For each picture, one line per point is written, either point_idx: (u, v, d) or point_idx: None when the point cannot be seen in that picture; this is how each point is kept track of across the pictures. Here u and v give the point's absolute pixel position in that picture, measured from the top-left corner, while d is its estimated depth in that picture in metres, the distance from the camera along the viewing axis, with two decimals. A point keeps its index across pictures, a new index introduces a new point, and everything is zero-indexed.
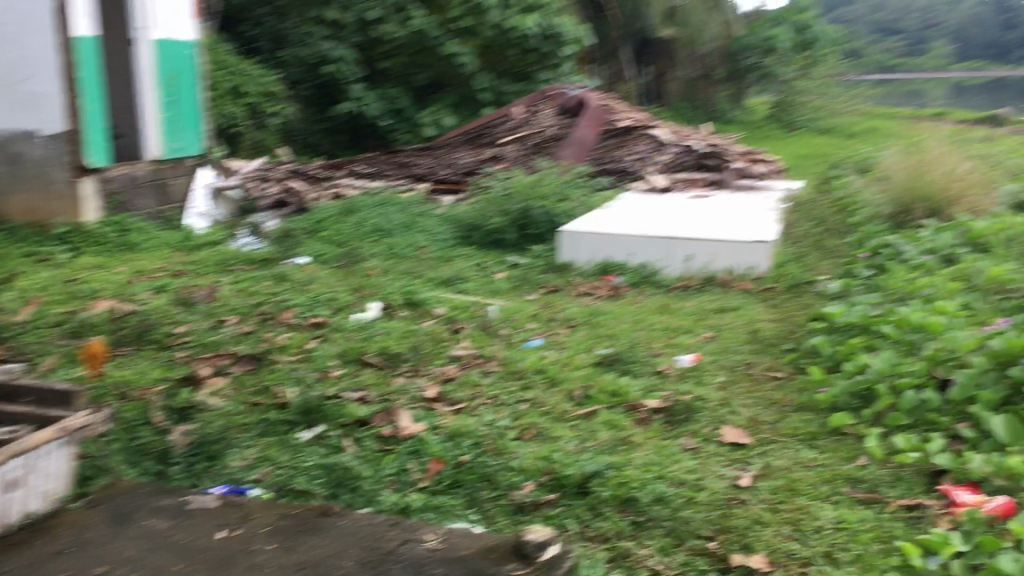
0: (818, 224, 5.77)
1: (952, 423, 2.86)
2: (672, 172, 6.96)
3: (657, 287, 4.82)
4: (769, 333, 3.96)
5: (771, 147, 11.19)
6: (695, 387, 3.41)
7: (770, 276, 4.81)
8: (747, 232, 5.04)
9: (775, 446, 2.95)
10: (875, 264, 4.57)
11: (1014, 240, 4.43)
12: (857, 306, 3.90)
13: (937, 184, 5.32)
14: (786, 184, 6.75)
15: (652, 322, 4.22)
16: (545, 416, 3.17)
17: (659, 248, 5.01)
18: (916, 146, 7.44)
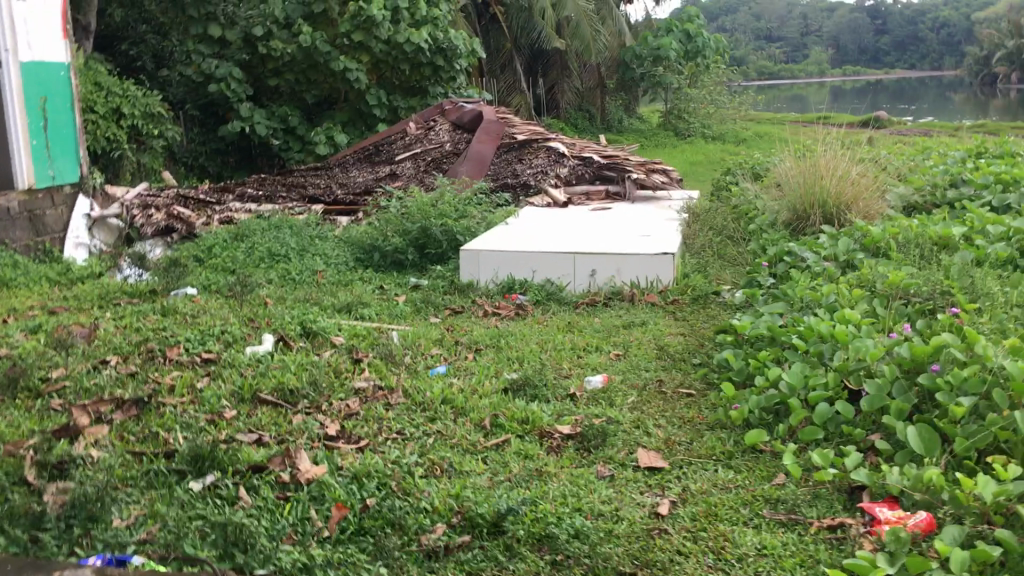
0: (718, 233, 5.79)
1: (865, 435, 2.83)
2: (572, 186, 6.93)
3: (563, 304, 4.73)
4: (677, 349, 3.96)
5: (666, 155, 11.31)
6: (607, 409, 3.33)
7: (675, 288, 4.79)
8: (650, 244, 5.03)
9: (691, 468, 2.87)
10: (777, 273, 4.60)
11: (909, 243, 4.50)
12: (763, 317, 3.89)
13: (831, 190, 5.39)
14: (684, 194, 6.81)
15: (560, 341, 4.12)
16: (455, 449, 3.03)
17: (563, 264, 4.92)
18: (806, 151, 7.59)
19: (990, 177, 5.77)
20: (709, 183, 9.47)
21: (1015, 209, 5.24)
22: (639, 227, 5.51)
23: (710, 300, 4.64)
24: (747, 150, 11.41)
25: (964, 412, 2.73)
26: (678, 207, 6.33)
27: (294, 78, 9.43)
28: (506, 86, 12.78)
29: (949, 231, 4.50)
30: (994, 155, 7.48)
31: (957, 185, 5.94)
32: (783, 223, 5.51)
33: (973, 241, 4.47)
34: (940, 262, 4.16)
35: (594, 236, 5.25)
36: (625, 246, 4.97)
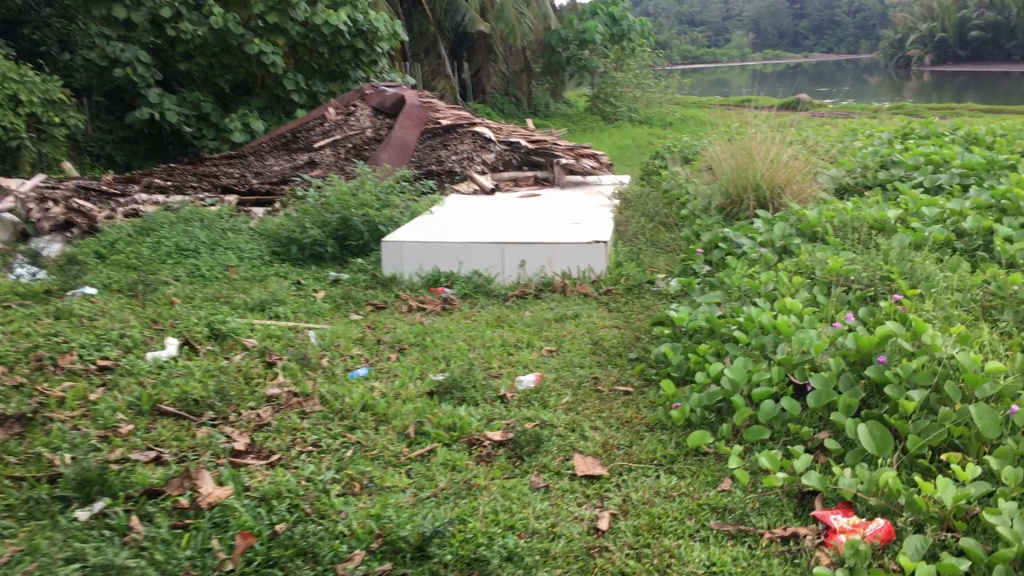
0: (650, 219, 5.62)
1: (812, 433, 2.67)
2: (499, 172, 6.71)
3: (492, 297, 4.50)
4: (612, 343, 3.75)
5: (594, 139, 11.15)
6: (540, 412, 3.11)
7: (608, 278, 4.61)
8: (581, 232, 4.83)
9: (632, 475, 2.67)
10: (712, 260, 4.44)
11: (845, 227, 4.38)
12: (700, 308, 3.71)
13: (764, 173, 5.24)
14: (614, 179, 6.65)
15: (489, 338, 3.89)
16: (376, 462, 2.78)
17: (491, 254, 4.69)
18: (735, 134, 7.48)
19: (920, 157, 5.70)
20: (637, 167, 9.32)
21: (946, 190, 5.17)
22: (570, 214, 5.31)
23: (645, 290, 4.46)
24: (674, 133, 11.32)
25: (915, 406, 2.58)
26: (609, 193, 6.16)
27: (207, 62, 8.94)
28: (430, 70, 12.44)
29: (885, 214, 4.38)
30: (920, 135, 7.45)
31: (887, 166, 5.85)
32: (716, 208, 5.35)
33: (909, 223, 4.37)
34: (877, 246, 4.04)
35: (524, 225, 5.03)
36: (556, 235, 4.76)
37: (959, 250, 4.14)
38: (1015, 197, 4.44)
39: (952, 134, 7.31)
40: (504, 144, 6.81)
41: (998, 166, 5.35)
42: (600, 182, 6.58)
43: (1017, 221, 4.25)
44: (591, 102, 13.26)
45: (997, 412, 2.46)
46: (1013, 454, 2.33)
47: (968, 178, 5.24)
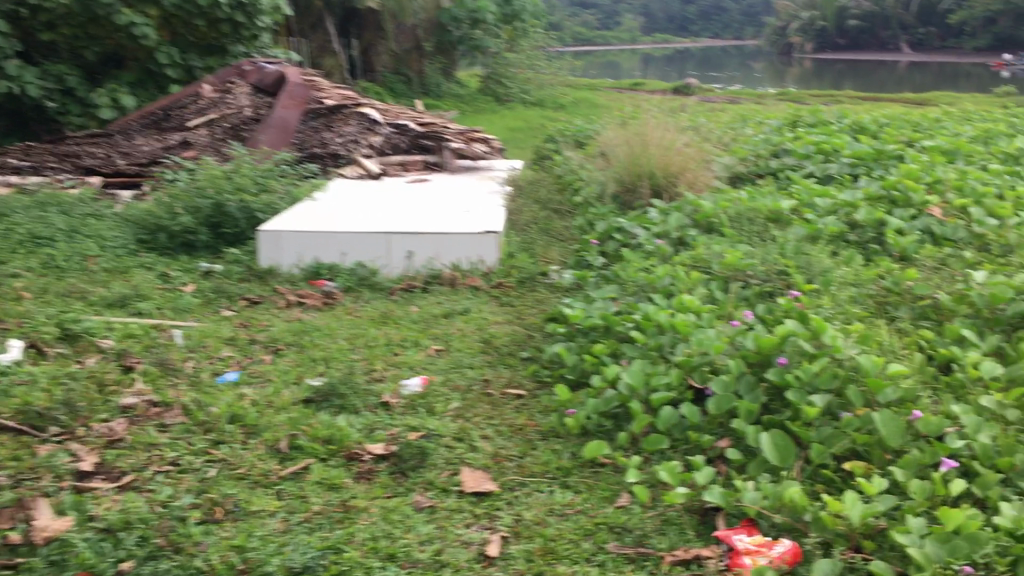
0: (543, 207, 5.44)
1: (713, 441, 2.53)
2: (387, 155, 6.41)
3: (377, 291, 4.24)
4: (504, 342, 3.56)
5: (485, 121, 10.95)
6: (426, 420, 2.89)
7: (499, 270, 4.41)
8: (471, 221, 4.61)
9: (524, 490, 2.48)
10: (606, 252, 4.30)
11: (741, 218, 4.29)
12: (595, 303, 3.55)
13: (658, 160, 5.12)
14: (506, 164, 6.44)
15: (373, 337, 3.64)
16: (243, 483, 2.51)
17: (376, 246, 4.42)
18: (627, 119, 7.39)
19: (811, 146, 5.69)
20: (529, 151, 9.16)
21: (837, 180, 5.16)
22: (460, 202, 5.08)
23: (538, 284, 4.29)
24: (567, 117, 11.21)
25: (818, 413, 2.46)
26: (501, 178, 5.94)
27: (72, 33, 7.74)
28: (317, 47, 11.95)
29: (780, 205, 4.31)
30: (808, 123, 7.50)
31: (779, 154, 5.83)
32: (610, 196, 5.22)
33: (803, 215, 4.31)
34: (772, 239, 3.96)
35: (412, 213, 4.77)
36: (445, 224, 4.53)
37: (851, 242, 4.10)
38: (904, 189, 4.44)
39: (839, 123, 7.38)
40: (392, 127, 6.50)
41: (885, 157, 5.38)
42: (492, 167, 6.36)
43: (906, 213, 4.24)
44: (482, 83, 13.02)
45: (900, 420, 2.36)
46: (918, 464, 2.23)
47: (857, 169, 5.24)
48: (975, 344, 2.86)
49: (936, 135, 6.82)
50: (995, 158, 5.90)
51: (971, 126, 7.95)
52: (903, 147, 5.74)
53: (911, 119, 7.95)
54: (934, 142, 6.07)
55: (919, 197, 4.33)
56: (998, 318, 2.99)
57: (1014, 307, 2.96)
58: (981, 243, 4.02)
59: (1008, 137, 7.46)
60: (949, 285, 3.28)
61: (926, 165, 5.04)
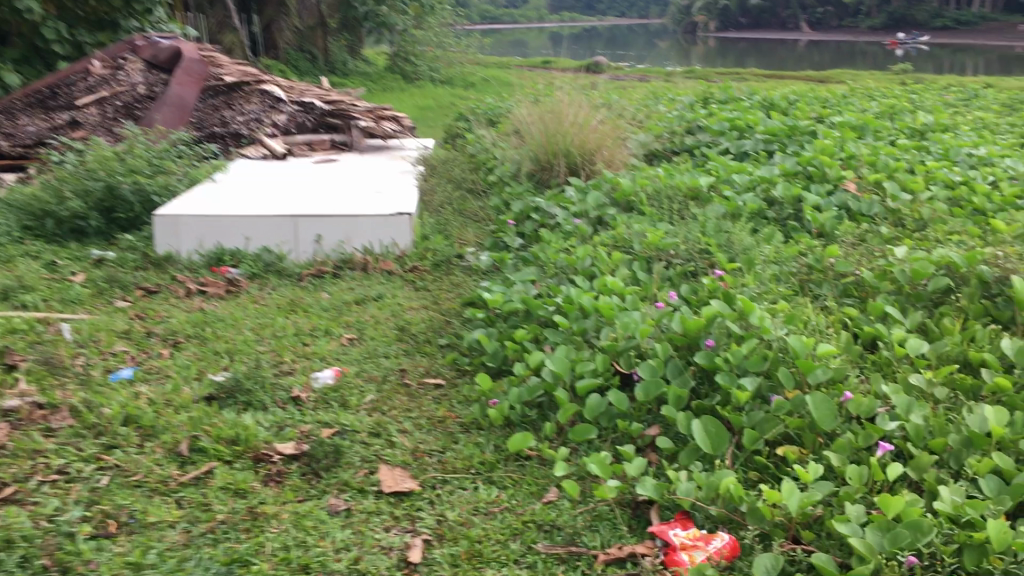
0: (457, 188, 5.28)
1: (642, 430, 2.43)
2: (292, 135, 6.15)
3: (284, 277, 4.03)
4: (420, 329, 3.40)
5: (393, 99, 10.70)
6: (340, 415, 2.72)
7: (413, 254, 4.24)
8: (383, 202, 4.42)
9: (447, 488, 2.34)
10: (524, 232, 4.17)
11: (660, 195, 4.22)
12: (515, 286, 3.42)
13: (574, 138, 5.01)
14: (418, 143, 6.25)
15: (281, 326, 3.44)
16: (139, 492, 2.30)
17: (282, 230, 4.20)
18: (540, 97, 7.28)
19: (725, 122, 5.65)
20: (440, 129, 8.96)
21: (752, 156, 5.13)
22: (371, 183, 4.88)
23: (454, 268, 4.14)
24: (477, 94, 11.03)
25: (749, 397, 2.38)
26: (413, 157, 5.75)
27: None
28: (216, 22, 11.47)
29: (698, 181, 4.25)
30: (719, 100, 7.50)
31: (694, 131, 5.78)
32: (526, 174, 5.09)
33: (722, 191, 4.25)
34: (693, 217, 3.88)
35: (319, 195, 4.56)
36: (355, 206, 4.33)
37: (770, 219, 4.07)
38: (820, 164, 4.43)
39: (750, 99, 7.40)
40: (297, 105, 6.24)
41: (798, 133, 5.38)
42: (403, 147, 6.16)
43: (823, 189, 4.23)
44: (390, 60, 12.73)
45: (832, 402, 2.29)
46: (852, 448, 2.17)
47: (771, 145, 5.23)
48: (899, 321, 2.82)
49: (844, 111, 6.88)
50: (902, 134, 5.98)
51: (876, 102, 8.07)
52: (813, 123, 5.76)
53: (819, 95, 8.02)
54: (843, 119, 6.12)
55: (835, 172, 4.32)
56: (920, 294, 2.97)
57: (935, 282, 2.94)
58: (896, 219, 4.03)
59: (912, 113, 7.60)
60: (870, 261, 3.26)
61: (838, 142, 5.05)
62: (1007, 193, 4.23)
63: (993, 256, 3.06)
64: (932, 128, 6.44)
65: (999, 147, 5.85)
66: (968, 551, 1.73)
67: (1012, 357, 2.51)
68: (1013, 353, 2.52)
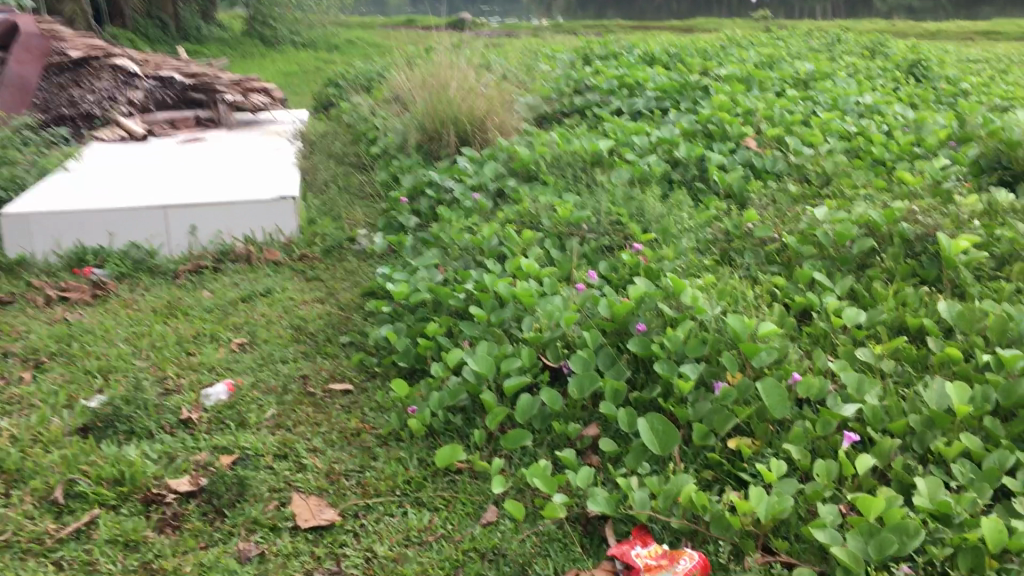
0: (340, 164, 4.94)
1: (580, 431, 2.22)
2: (150, 113, 5.64)
3: (158, 276, 3.65)
4: (317, 327, 3.10)
5: (255, 66, 10.11)
6: (240, 436, 2.41)
7: (300, 240, 3.91)
8: (261, 185, 4.06)
9: (372, 515, 2.08)
10: (419, 210, 3.90)
11: (559, 163, 4.01)
12: (419, 271, 3.15)
13: (461, 104, 4.73)
14: (291, 116, 5.84)
15: (160, 335, 3.07)
16: (8, 557, 1.95)
17: (151, 223, 3.79)
18: (416, 60, 6.95)
19: (613, 80, 5.46)
20: (309, 98, 8.49)
21: (645, 116, 4.97)
22: (245, 164, 4.49)
23: (347, 254, 3.83)
24: (344, 58, 10.54)
25: (693, 387, 2.20)
26: (288, 131, 5.35)
27: None
28: None
29: (598, 145, 4.04)
30: (599, 56, 7.31)
31: (582, 90, 5.58)
32: (413, 145, 4.79)
33: (623, 155, 4.07)
34: (599, 185, 3.69)
35: (189, 180, 4.15)
36: (231, 191, 3.96)
37: (675, 182, 3.91)
38: (719, 121, 4.30)
39: (631, 54, 7.24)
40: (153, 79, 5.69)
41: (689, 89, 5.25)
42: (275, 121, 5.74)
43: (725, 147, 4.10)
44: (247, 24, 12.04)
45: (782, 387, 2.14)
46: (809, 437, 2.02)
47: (663, 103, 5.08)
48: (829, 287, 2.70)
49: (726, 62, 6.80)
50: (786, 85, 5.93)
51: (753, 52, 8.05)
52: (699, 77, 5.65)
53: (695, 47, 7.95)
54: (727, 70, 6.04)
55: (736, 129, 4.20)
56: (845, 257, 2.86)
57: (860, 244, 2.83)
58: (800, 174, 3.94)
59: (788, 61, 7.60)
60: (789, 224, 3.14)
61: (731, 96, 4.93)
62: (904, 141, 4.19)
63: (912, 213, 2.98)
64: (812, 76, 6.43)
65: (880, 93, 5.88)
66: (962, 554, 1.62)
67: (951, 320, 2.41)
68: (952, 316, 2.42)
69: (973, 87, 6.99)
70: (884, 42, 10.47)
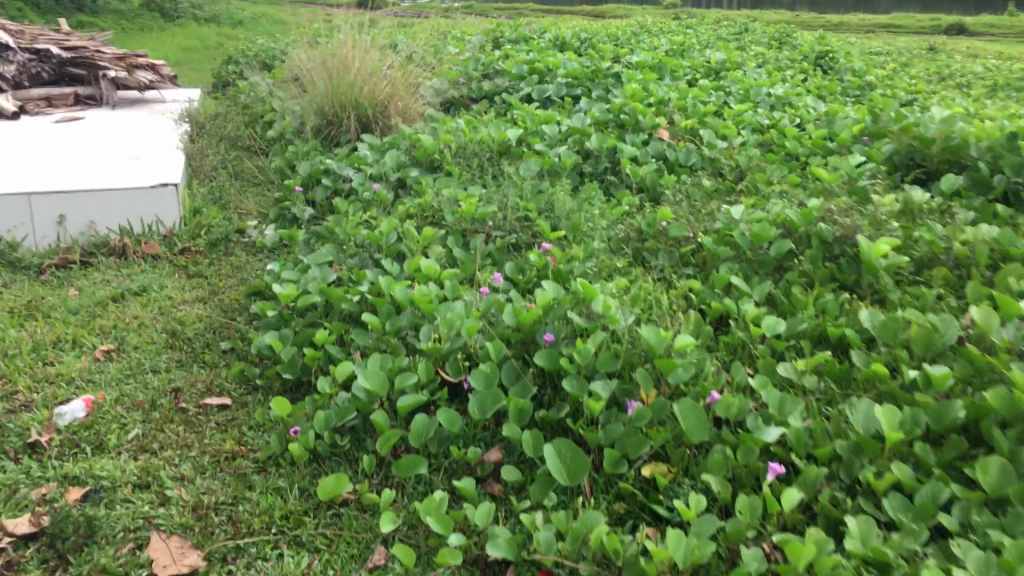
0: (231, 147, 4.60)
1: (481, 456, 2.01)
2: (24, 89, 5.17)
3: (19, 272, 3.28)
4: (195, 331, 2.80)
5: (149, 39, 9.55)
6: (96, 463, 2.12)
7: (184, 232, 3.57)
8: (141, 170, 3.70)
9: (242, 559, 1.83)
10: (314, 201, 3.63)
11: (466, 152, 3.78)
12: (310, 270, 2.89)
13: (362, 87, 4.45)
14: (182, 96, 5.45)
15: (14, 339, 2.73)
16: None
17: (12, 210, 3.41)
18: (318, 38, 6.61)
19: (524, 65, 5.24)
20: (206, 77, 8.04)
21: (556, 103, 4.77)
22: (126, 147, 4.12)
23: (235, 248, 3.52)
24: (246, 34, 10.06)
25: (604, 408, 2.01)
26: (176, 111, 4.97)
27: None
28: None
29: (507, 134, 3.83)
30: (510, 40, 7.08)
31: (491, 76, 5.35)
32: (310, 129, 4.49)
33: (533, 145, 3.86)
34: (506, 177, 3.47)
35: (60, 163, 3.77)
36: (106, 177, 3.59)
37: (586, 175, 3.72)
38: (632, 111, 4.12)
39: (541, 38, 7.03)
40: (28, 52, 5.22)
41: (601, 76, 5.08)
42: (163, 99, 5.34)
43: (639, 138, 3.92)
44: None
45: (701, 408, 1.96)
46: (728, 465, 1.85)
47: (574, 91, 4.90)
48: (747, 292, 2.55)
49: (638, 49, 6.65)
50: (699, 75, 5.81)
51: (665, 39, 7.93)
52: (612, 65, 5.48)
53: (609, 33, 7.80)
54: (640, 57, 5.89)
55: (650, 119, 4.03)
56: (763, 260, 2.70)
57: (779, 246, 2.67)
58: (714, 168, 3.79)
59: (701, 50, 7.51)
60: (704, 222, 2.97)
61: (645, 85, 4.77)
62: (817, 135, 4.08)
63: (831, 213, 2.85)
64: (724, 66, 6.33)
65: (790, 85, 5.81)
66: None
67: (873, 331, 2.26)
68: (874, 327, 2.27)
69: (879, 80, 7.00)
70: (792, 32, 10.52)
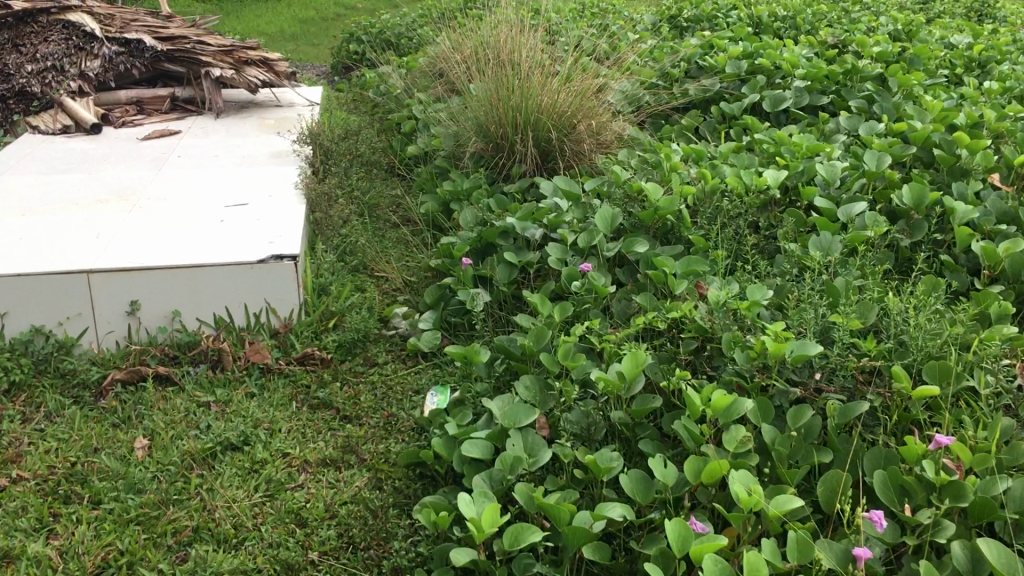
0: (364, 174, 3.49)
1: None
2: (109, 90, 4.16)
3: (72, 393, 2.25)
4: (329, 552, 1.69)
5: (267, 9, 8.56)
6: None
7: (305, 322, 2.48)
8: (249, 232, 2.61)
9: None
10: (492, 280, 2.48)
11: (711, 207, 2.56)
12: (512, 446, 1.74)
13: (542, 97, 3.26)
14: (300, 100, 4.37)
15: (38, 561, 1.68)
16: None
17: (66, 295, 2.37)
18: (463, 15, 5.45)
19: (742, 61, 3.97)
20: (327, 56, 7.00)
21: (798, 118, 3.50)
22: (229, 186, 3.04)
23: (379, 353, 2.41)
24: (367, 3, 8.94)
25: None
26: (294, 124, 3.88)
27: None
28: None
29: (768, 178, 2.59)
30: (691, 20, 5.78)
31: (694, 75, 4.09)
32: (471, 155, 3.34)
33: (805, 198, 2.62)
34: (792, 264, 2.25)
35: (139, 216, 2.72)
36: (198, 245, 2.52)
37: (900, 249, 2.46)
38: (946, 141, 2.80)
39: (732, 16, 5.70)
40: (117, 43, 4.10)
41: (855, 80, 3.77)
42: (278, 105, 4.27)
43: (966, 185, 2.63)
44: None
45: None
46: None
47: (822, 100, 3.59)
48: None
49: (864, 32, 5.23)
50: (961, 72, 4.41)
51: (878, 14, 6.49)
52: (855, 60, 4.16)
53: (809, 6, 6.39)
54: (880, 47, 4.53)
55: (981, 156, 2.71)
56: None
57: None
58: None
59: (930, 30, 5.99)
60: None
61: (926, 96, 3.44)
62: None
63: None
64: (984, 52, 4.87)
65: None
66: None
67: None
68: None
69: None
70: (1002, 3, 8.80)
